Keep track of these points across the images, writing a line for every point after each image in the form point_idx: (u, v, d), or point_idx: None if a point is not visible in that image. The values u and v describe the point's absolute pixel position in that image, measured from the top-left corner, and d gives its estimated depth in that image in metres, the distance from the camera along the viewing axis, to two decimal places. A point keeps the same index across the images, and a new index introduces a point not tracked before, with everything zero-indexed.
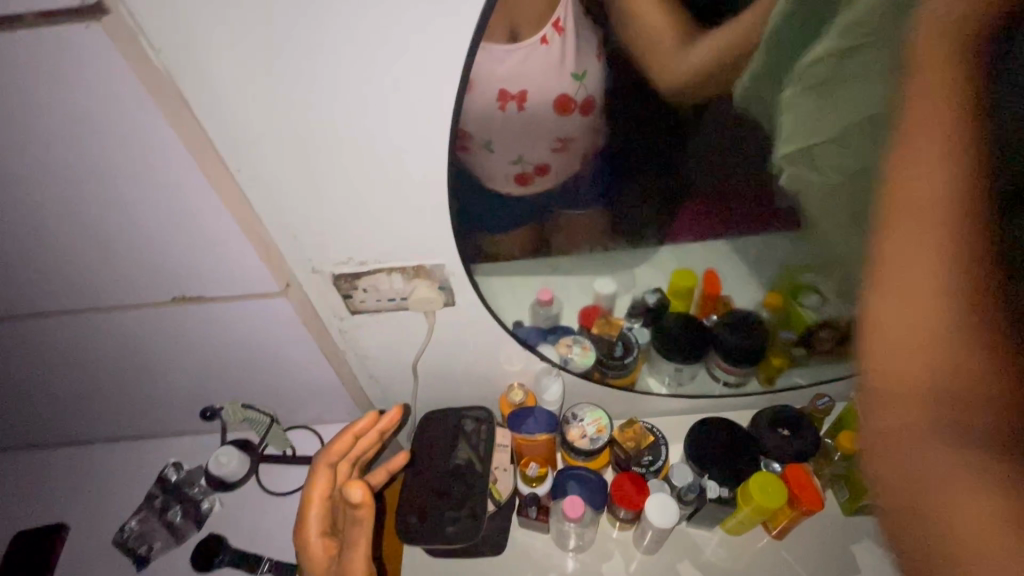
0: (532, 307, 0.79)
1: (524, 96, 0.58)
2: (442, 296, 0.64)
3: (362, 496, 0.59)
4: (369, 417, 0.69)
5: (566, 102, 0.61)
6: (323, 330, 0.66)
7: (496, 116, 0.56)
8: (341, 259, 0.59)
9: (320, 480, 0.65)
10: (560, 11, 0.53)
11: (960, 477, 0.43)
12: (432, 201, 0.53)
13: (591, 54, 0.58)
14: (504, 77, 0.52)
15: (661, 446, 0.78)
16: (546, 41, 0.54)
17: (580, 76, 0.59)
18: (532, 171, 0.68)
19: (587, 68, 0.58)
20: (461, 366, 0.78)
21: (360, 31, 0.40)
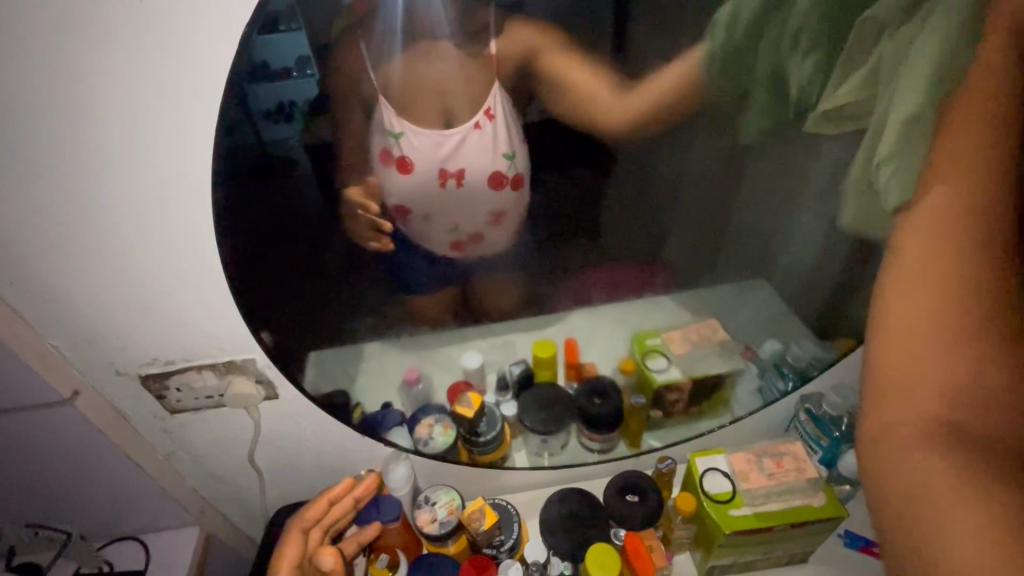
0: (399, 389, 0.86)
1: (462, 174, 0.87)
2: (261, 389, 0.64)
3: (334, 563, 0.68)
4: (346, 483, 0.74)
5: (499, 178, 0.88)
6: (138, 431, 0.64)
7: (436, 187, 0.86)
8: (146, 360, 0.58)
9: (291, 550, 0.68)
10: (491, 103, 0.80)
11: (946, 491, 0.42)
12: (220, 299, 0.55)
13: (518, 138, 0.84)
14: (442, 159, 0.84)
15: (514, 524, 0.77)
16: (479, 125, 0.82)
17: (511, 156, 0.86)
18: (466, 238, 0.94)
19: (515, 150, 0.85)
20: (307, 457, 0.76)
21: (103, 149, 0.43)
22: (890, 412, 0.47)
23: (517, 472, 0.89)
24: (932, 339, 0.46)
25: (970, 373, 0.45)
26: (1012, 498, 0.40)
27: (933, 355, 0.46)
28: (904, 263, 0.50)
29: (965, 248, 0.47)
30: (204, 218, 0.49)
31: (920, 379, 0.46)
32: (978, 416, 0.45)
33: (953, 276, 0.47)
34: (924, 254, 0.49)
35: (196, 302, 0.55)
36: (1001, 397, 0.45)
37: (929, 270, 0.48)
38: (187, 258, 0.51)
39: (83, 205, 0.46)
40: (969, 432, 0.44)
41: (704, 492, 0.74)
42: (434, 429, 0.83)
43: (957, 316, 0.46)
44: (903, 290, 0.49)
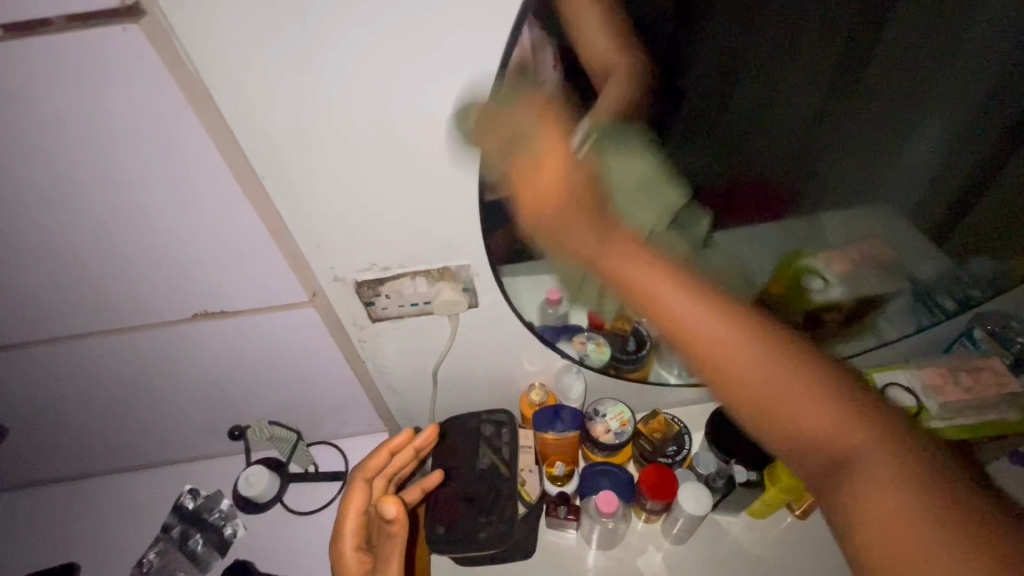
0: (538, 310, 0.68)
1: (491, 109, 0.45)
2: (466, 297, 0.63)
3: (395, 513, 0.62)
4: (404, 434, 0.71)
5: (532, 108, 0.47)
6: (343, 338, 0.66)
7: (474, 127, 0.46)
8: (365, 266, 0.58)
9: (357, 496, 0.68)
10: (523, 33, 0.41)
11: (900, 504, 0.34)
12: (464, 203, 0.52)
13: (550, 59, 0.45)
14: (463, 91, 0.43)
15: (684, 436, 0.79)
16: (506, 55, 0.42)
17: (541, 84, 0.46)
18: None
19: (548, 75, 0.46)
20: (484, 367, 0.77)
21: (399, 21, 0.38)
22: (792, 439, 0.39)
23: (664, 390, 0.87)
24: (755, 360, 0.40)
25: (820, 405, 0.38)
26: (843, 470, 0.37)
27: (774, 378, 0.40)
28: (667, 309, 0.42)
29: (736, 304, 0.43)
30: (480, 107, 0.44)
31: (791, 409, 0.39)
32: (812, 432, 0.38)
33: (750, 345, 0.40)
34: (708, 313, 0.42)
35: (435, 204, 0.52)
36: (865, 439, 0.37)
37: (708, 345, 0.41)
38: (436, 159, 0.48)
39: (350, 100, 0.42)
40: (822, 449, 0.38)
41: None
42: (587, 344, 0.77)
43: (740, 338, 0.41)
44: (696, 303, 0.42)
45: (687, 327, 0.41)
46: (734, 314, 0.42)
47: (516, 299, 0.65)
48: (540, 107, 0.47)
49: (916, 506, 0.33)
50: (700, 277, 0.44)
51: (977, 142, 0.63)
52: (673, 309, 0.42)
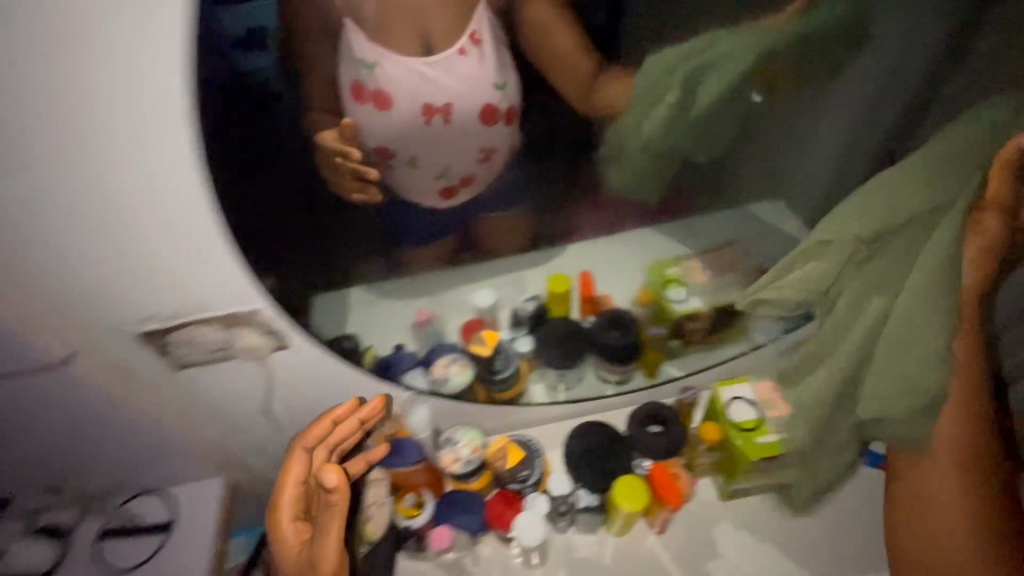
0: (408, 331, 0.76)
1: (448, 109, 0.62)
2: (270, 341, 0.60)
3: (337, 481, 0.62)
4: (350, 403, 0.71)
5: (491, 111, 0.62)
6: (146, 388, 0.62)
7: (418, 127, 0.61)
8: (143, 316, 0.54)
9: (295, 467, 0.66)
10: (475, 24, 0.58)
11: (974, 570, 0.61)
12: (211, 243, 0.50)
13: (509, 66, 0.60)
14: (414, 91, 0.58)
15: (536, 458, 0.78)
16: (463, 51, 0.59)
17: (500, 87, 0.61)
18: (458, 184, 0.69)
19: (507, 78, 0.61)
20: (325, 402, 0.73)
21: (55, 57, 0.37)
22: (930, 544, 0.65)
23: (530, 407, 0.87)
24: (964, 486, 0.64)
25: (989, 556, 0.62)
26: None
27: (955, 501, 0.64)
28: (940, 440, 0.64)
29: (956, 433, 0.64)
30: (181, 141, 0.42)
31: (952, 548, 0.63)
32: (962, 540, 0.63)
33: (954, 475, 0.64)
34: (941, 478, 0.64)
35: (180, 244, 0.49)
36: (981, 548, 0.62)
37: (928, 499, 0.65)
38: (185, 213, 0.47)
39: (69, 154, 0.42)
40: (964, 543, 0.62)
41: (730, 421, 0.74)
42: (450, 367, 0.79)
43: (953, 463, 0.64)
44: (941, 471, 0.64)
45: (907, 471, 0.67)
46: (942, 472, 0.64)
47: (319, 330, 0.63)
48: (499, 111, 0.63)
49: None
50: (941, 461, 0.64)
51: (885, 98, 0.70)
52: (931, 470, 0.65)
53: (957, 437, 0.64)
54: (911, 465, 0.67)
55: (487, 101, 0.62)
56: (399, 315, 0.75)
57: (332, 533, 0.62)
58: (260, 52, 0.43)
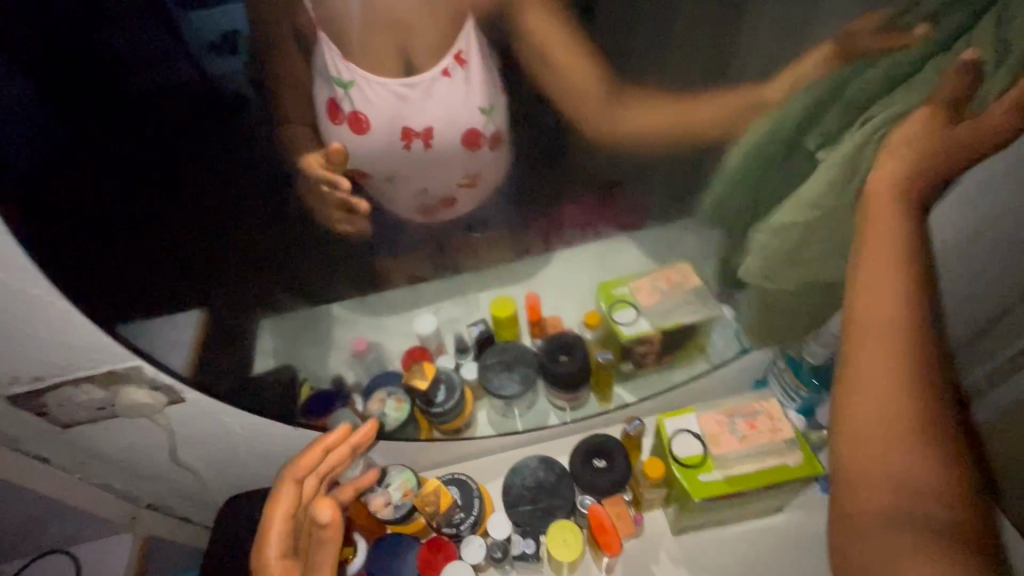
0: (344, 361, 0.67)
1: (429, 132, 0.48)
2: (160, 397, 0.56)
3: (330, 516, 0.63)
4: (341, 430, 0.69)
5: (475, 136, 0.49)
6: (31, 448, 0.58)
7: (397, 154, 0.49)
8: (4, 380, 0.50)
9: (286, 496, 0.65)
10: (459, 41, 0.43)
11: (922, 540, 0.50)
12: (42, 295, 0.44)
13: (496, 88, 0.46)
14: (376, 116, 0.46)
15: (475, 499, 0.73)
16: (445, 72, 0.45)
17: (486, 111, 0.47)
18: (436, 203, 0.55)
19: (494, 102, 0.47)
20: (243, 446, 0.69)
21: None
22: (859, 467, 0.54)
23: (474, 439, 0.82)
24: (889, 397, 0.54)
25: (937, 473, 0.52)
26: (914, 519, 0.51)
27: (870, 395, 0.55)
28: (869, 329, 0.57)
29: (906, 341, 0.56)
30: None
31: (882, 470, 0.53)
32: (883, 471, 0.53)
33: (905, 375, 0.55)
34: (883, 374, 0.55)
35: (11, 302, 0.44)
36: (931, 492, 0.52)
37: (867, 371, 0.56)
38: (26, 271, 0.42)
39: None
40: (888, 488, 0.52)
41: (673, 455, 0.69)
42: (387, 402, 0.74)
43: (892, 362, 0.55)
44: (881, 350, 0.56)
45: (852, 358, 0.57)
46: (880, 363, 0.56)
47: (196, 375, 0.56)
48: (483, 134, 0.49)
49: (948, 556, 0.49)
50: (894, 367, 0.55)
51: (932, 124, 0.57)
52: (862, 360, 0.56)
53: (878, 350, 0.56)
54: (841, 361, 0.59)
55: (470, 124, 0.48)
56: (307, 345, 0.61)
57: (327, 569, 0.63)
58: (228, 57, 0.36)
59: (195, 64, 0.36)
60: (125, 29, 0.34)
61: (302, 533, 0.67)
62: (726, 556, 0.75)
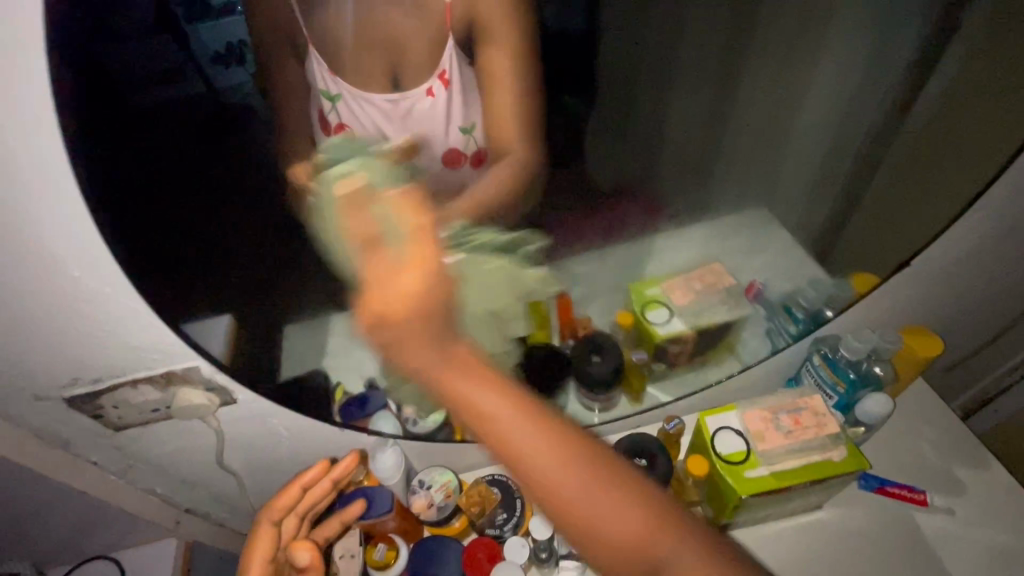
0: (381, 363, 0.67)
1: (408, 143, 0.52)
2: (214, 398, 0.56)
3: (307, 558, 0.63)
4: (319, 467, 0.67)
5: (456, 156, 0.56)
6: (83, 451, 0.57)
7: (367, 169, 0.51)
8: (68, 380, 0.50)
9: (263, 540, 0.64)
10: (444, 62, 0.53)
11: (695, 560, 0.39)
12: (120, 296, 0.45)
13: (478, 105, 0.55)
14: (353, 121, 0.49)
15: (517, 500, 0.73)
16: (431, 92, 0.54)
17: (469, 130, 0.56)
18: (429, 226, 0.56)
19: (475, 119, 0.55)
20: (286, 450, 0.69)
21: None
22: (564, 516, 0.39)
23: None
24: (560, 457, 0.40)
25: (637, 511, 0.40)
26: (652, 545, 0.39)
27: (551, 455, 0.39)
28: (495, 411, 0.40)
29: (551, 421, 0.40)
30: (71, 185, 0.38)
31: (598, 516, 0.39)
32: (593, 529, 0.39)
33: (526, 430, 0.39)
34: (522, 418, 0.40)
35: (91, 302, 0.45)
36: (656, 534, 0.39)
37: (520, 453, 0.39)
38: (109, 270, 0.43)
39: None
40: (629, 518, 0.39)
41: (715, 453, 0.69)
42: None
43: (552, 449, 0.40)
44: (519, 420, 0.40)
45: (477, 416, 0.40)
46: (518, 442, 0.39)
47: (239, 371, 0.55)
48: (467, 153, 0.56)
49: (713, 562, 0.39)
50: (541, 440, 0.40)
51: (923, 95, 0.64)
52: (502, 423, 0.39)
53: (529, 429, 0.39)
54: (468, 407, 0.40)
55: (450, 145, 0.55)
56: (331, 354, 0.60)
57: None
58: (236, 68, 0.40)
59: (202, 76, 0.40)
60: (144, 36, 0.36)
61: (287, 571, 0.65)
62: (771, 553, 0.74)
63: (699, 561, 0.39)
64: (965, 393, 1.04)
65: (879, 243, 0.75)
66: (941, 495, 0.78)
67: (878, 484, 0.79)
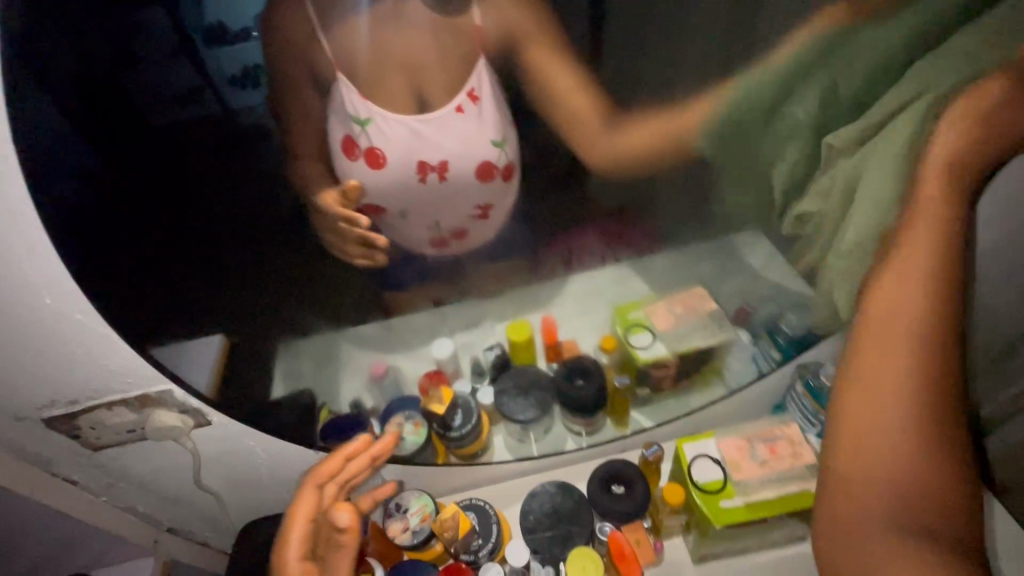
0: (364, 384, 0.71)
1: (444, 167, 0.64)
2: (189, 420, 0.58)
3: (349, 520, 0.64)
4: (364, 440, 0.68)
5: (488, 169, 0.64)
6: (64, 469, 0.59)
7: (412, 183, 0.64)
8: (45, 402, 0.52)
9: (307, 502, 0.63)
10: (473, 82, 0.60)
11: (908, 474, 0.53)
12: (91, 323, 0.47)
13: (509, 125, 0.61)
14: (404, 156, 0.62)
15: (493, 525, 0.73)
16: (461, 109, 0.62)
17: (499, 144, 0.63)
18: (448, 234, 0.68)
19: (507, 136, 0.62)
20: (265, 470, 0.71)
21: None
22: (845, 487, 0.55)
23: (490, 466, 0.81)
24: (885, 409, 0.55)
25: (946, 461, 0.53)
26: (944, 501, 0.53)
27: (883, 414, 0.55)
28: (884, 372, 0.56)
29: (901, 362, 0.56)
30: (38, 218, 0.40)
31: (891, 466, 0.53)
32: (908, 460, 0.53)
33: (903, 384, 0.55)
34: (884, 370, 0.56)
35: (64, 328, 0.47)
36: (939, 474, 0.53)
37: (868, 388, 0.56)
38: (78, 299, 0.45)
39: None
40: (915, 462, 0.53)
41: (691, 480, 0.68)
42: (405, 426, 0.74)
43: (890, 381, 0.55)
44: (885, 372, 0.56)
45: (853, 389, 0.57)
46: (878, 392, 0.56)
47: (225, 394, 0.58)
48: (497, 166, 0.64)
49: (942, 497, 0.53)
50: (892, 376, 0.55)
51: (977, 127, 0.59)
52: (882, 413, 0.55)
53: (880, 362, 0.56)
54: (840, 409, 0.57)
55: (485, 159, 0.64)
56: (332, 369, 0.67)
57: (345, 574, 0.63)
58: (252, 90, 0.44)
59: (221, 101, 0.44)
60: (164, 59, 0.40)
61: (324, 535, 0.65)
62: None
63: (937, 473, 0.53)
64: None
65: None
66: None
67: None
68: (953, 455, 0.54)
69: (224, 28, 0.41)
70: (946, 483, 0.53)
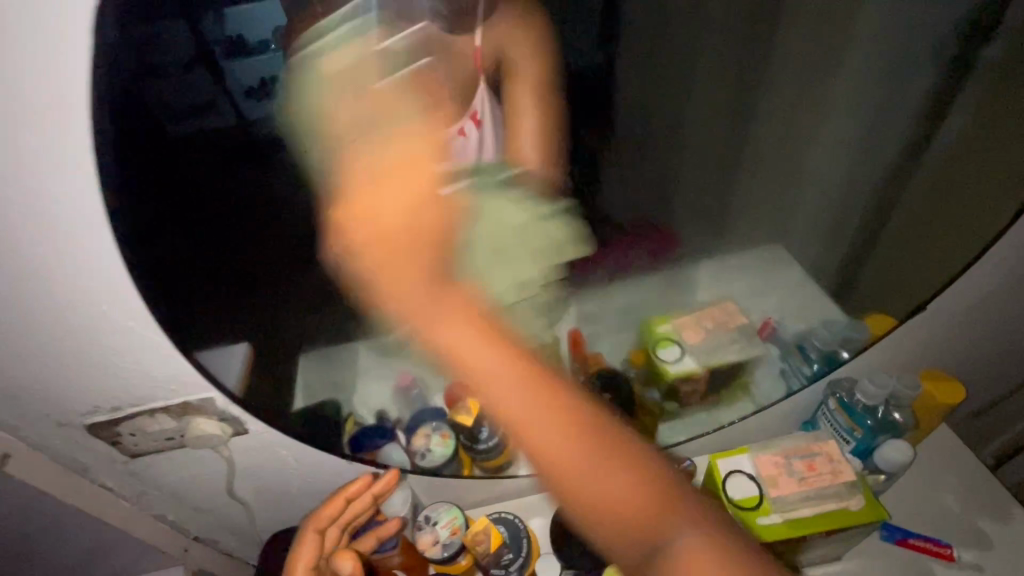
0: (391, 395, 0.69)
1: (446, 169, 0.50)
2: (228, 428, 0.58)
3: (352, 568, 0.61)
4: (363, 480, 0.67)
5: None
6: (100, 476, 0.59)
7: None
8: (89, 408, 0.52)
9: (306, 551, 0.65)
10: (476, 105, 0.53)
11: (620, 496, 0.39)
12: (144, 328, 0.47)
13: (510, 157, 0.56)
14: None
15: (524, 539, 0.73)
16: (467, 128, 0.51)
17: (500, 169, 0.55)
18: None
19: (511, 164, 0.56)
20: (295, 481, 0.70)
21: None
22: (536, 450, 0.39)
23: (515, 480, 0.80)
24: (512, 388, 0.39)
25: (589, 446, 0.40)
26: (661, 523, 0.38)
27: (548, 425, 0.39)
28: (482, 364, 0.39)
29: (514, 363, 0.39)
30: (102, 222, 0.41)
31: (590, 480, 0.39)
32: (570, 461, 0.39)
33: (512, 371, 0.39)
34: (475, 355, 0.39)
35: (116, 334, 0.47)
36: (633, 480, 0.39)
37: (492, 388, 0.39)
38: (134, 304, 0.45)
39: None
40: (619, 459, 0.39)
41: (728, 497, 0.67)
42: (431, 438, 0.73)
43: (513, 364, 0.40)
44: (501, 379, 0.39)
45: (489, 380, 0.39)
46: (496, 360, 0.39)
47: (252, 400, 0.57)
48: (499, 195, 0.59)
49: (669, 500, 0.39)
50: (504, 366, 0.39)
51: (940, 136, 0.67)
52: (487, 383, 0.39)
53: (492, 352, 0.39)
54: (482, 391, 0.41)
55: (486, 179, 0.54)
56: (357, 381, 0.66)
57: None
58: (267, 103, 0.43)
59: (237, 111, 0.43)
60: (182, 74, 0.39)
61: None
62: None
63: (643, 501, 0.39)
64: (991, 442, 1.00)
65: (890, 278, 0.75)
66: (969, 549, 0.75)
67: (901, 536, 0.75)
68: (675, 503, 0.40)
69: (244, 39, 0.40)
70: (635, 503, 0.39)
